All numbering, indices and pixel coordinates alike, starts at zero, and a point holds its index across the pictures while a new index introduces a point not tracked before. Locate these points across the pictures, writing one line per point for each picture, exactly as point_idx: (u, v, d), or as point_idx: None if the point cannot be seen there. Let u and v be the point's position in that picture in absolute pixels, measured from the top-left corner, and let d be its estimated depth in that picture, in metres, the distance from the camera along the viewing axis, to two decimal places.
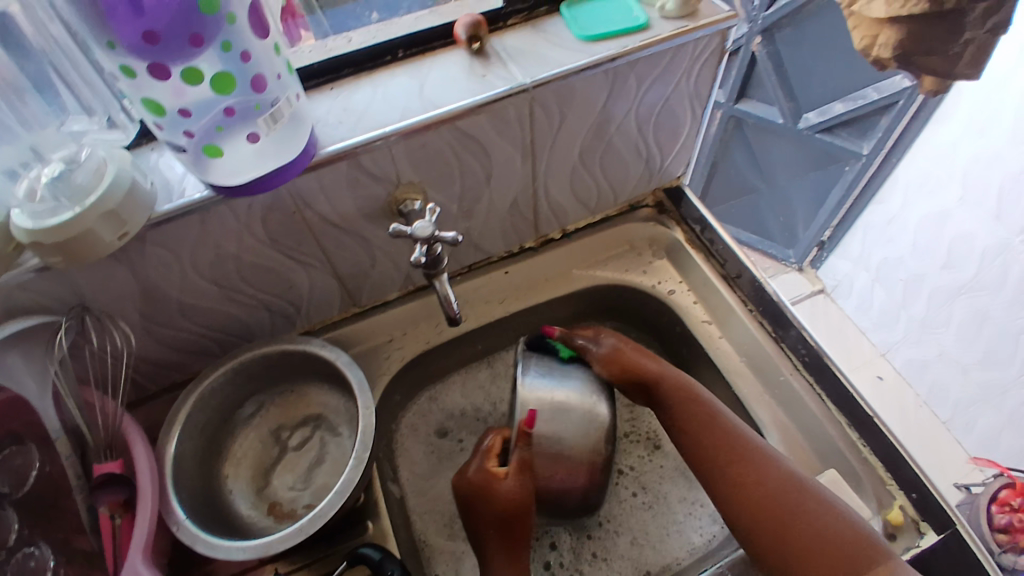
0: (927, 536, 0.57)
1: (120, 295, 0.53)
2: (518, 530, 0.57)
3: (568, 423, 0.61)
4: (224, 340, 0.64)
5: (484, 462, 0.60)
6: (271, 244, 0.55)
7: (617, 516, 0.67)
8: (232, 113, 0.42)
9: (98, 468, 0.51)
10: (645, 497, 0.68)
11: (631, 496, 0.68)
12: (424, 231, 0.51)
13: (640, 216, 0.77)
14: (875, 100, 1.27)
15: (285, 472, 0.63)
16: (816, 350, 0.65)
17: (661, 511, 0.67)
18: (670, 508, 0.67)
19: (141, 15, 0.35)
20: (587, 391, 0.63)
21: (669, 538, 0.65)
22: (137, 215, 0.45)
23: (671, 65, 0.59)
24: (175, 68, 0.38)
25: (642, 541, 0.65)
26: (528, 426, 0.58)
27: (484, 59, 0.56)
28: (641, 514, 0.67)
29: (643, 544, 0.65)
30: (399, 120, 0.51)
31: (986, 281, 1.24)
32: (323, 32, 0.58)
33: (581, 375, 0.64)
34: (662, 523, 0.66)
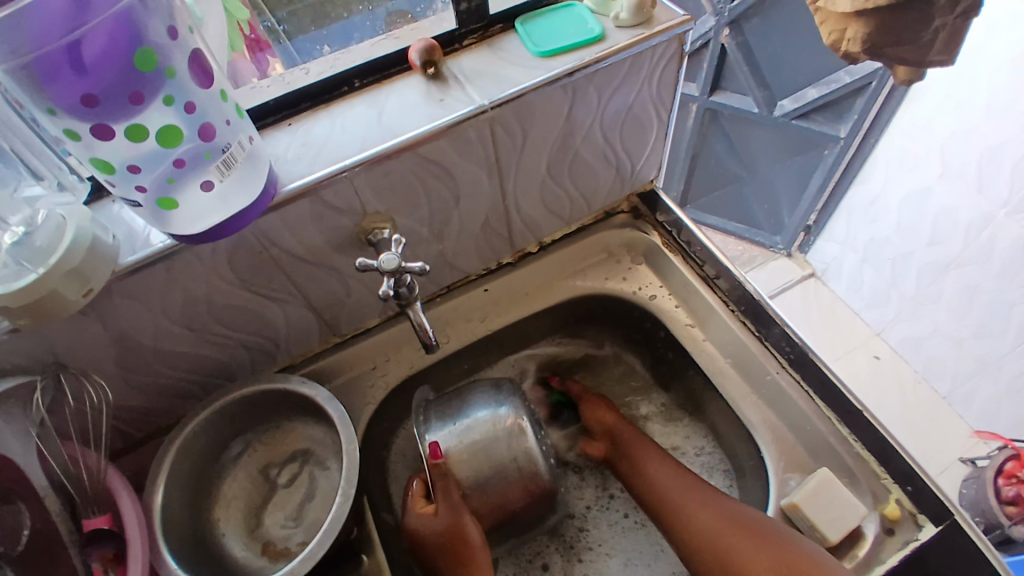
0: (925, 529, 0.57)
1: (93, 348, 0.53)
2: (464, 552, 0.57)
3: (486, 456, 0.60)
4: (205, 381, 0.63)
5: (413, 505, 0.60)
6: (241, 284, 0.55)
7: (608, 539, 0.69)
8: (183, 164, 0.42)
9: (85, 524, 0.49)
10: (636, 516, 0.70)
11: (622, 517, 0.70)
12: (390, 264, 0.51)
13: (615, 223, 0.77)
14: (847, 84, 1.28)
15: (276, 510, 0.63)
16: (800, 347, 0.64)
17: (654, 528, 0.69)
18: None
19: (79, 79, 0.35)
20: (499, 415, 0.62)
21: (663, 554, 0.67)
22: (99, 270, 0.46)
23: (630, 74, 0.59)
24: (118, 126, 0.38)
25: (636, 561, 0.67)
26: (435, 457, 0.59)
27: (442, 83, 0.56)
28: (633, 534, 0.69)
29: (637, 563, 0.67)
30: (359, 153, 0.51)
31: (974, 254, 1.24)
32: (289, 57, 0.60)
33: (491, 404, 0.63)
34: (654, 539, 0.68)
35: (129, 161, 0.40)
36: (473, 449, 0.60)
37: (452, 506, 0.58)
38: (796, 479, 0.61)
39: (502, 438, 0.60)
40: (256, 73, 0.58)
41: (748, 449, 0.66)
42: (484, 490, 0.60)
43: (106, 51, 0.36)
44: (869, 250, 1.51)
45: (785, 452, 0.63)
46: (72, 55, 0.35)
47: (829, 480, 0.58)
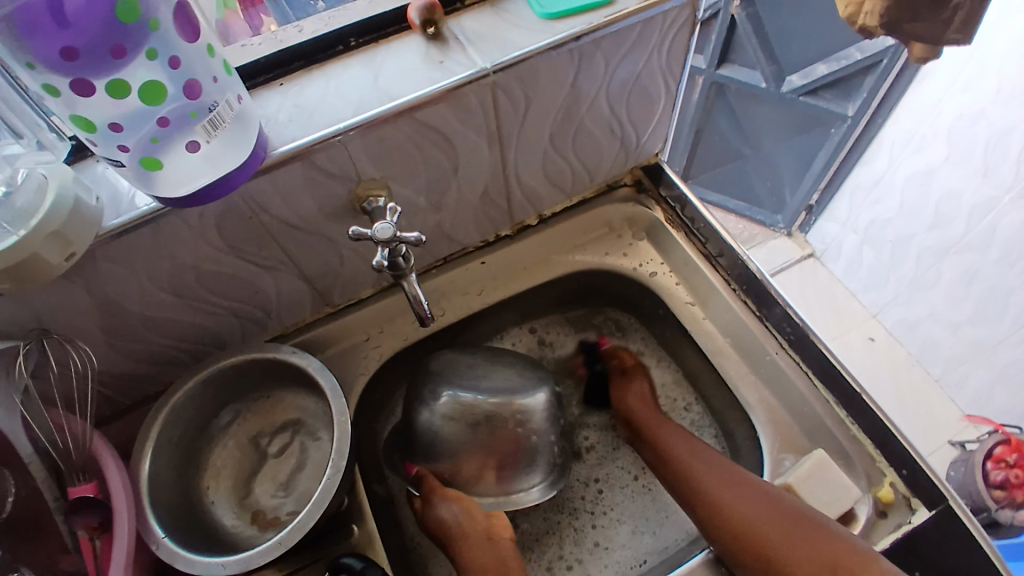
0: (919, 512, 0.57)
1: (77, 313, 0.51)
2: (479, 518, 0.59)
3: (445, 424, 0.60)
4: (195, 349, 0.62)
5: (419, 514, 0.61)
6: (230, 250, 0.53)
7: (619, 504, 0.68)
8: (166, 123, 0.40)
9: (71, 491, 0.49)
10: (645, 479, 0.70)
11: (628, 480, 0.70)
12: (385, 233, 0.49)
13: (617, 196, 0.75)
14: (859, 60, 1.25)
15: (266, 479, 0.62)
16: (801, 328, 0.64)
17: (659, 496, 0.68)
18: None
19: (58, 29, 0.33)
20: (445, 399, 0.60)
21: (670, 520, 0.67)
22: (82, 233, 0.44)
23: (640, 40, 0.57)
24: (99, 82, 0.36)
25: (644, 528, 0.67)
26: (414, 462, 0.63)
27: (442, 44, 0.54)
28: (642, 500, 0.68)
29: (644, 531, 0.66)
30: (354, 115, 0.49)
31: (974, 239, 1.23)
32: (284, 17, 0.56)
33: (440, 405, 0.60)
34: (661, 504, 0.68)
35: (112, 119, 0.38)
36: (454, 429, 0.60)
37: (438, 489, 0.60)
38: (790, 460, 0.61)
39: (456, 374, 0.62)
40: (248, 30, 0.55)
41: (742, 430, 0.66)
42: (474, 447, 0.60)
43: (89, 0, 0.34)
44: (870, 232, 1.50)
45: (780, 433, 0.62)
46: (55, 6, 0.33)
47: (824, 462, 0.58)
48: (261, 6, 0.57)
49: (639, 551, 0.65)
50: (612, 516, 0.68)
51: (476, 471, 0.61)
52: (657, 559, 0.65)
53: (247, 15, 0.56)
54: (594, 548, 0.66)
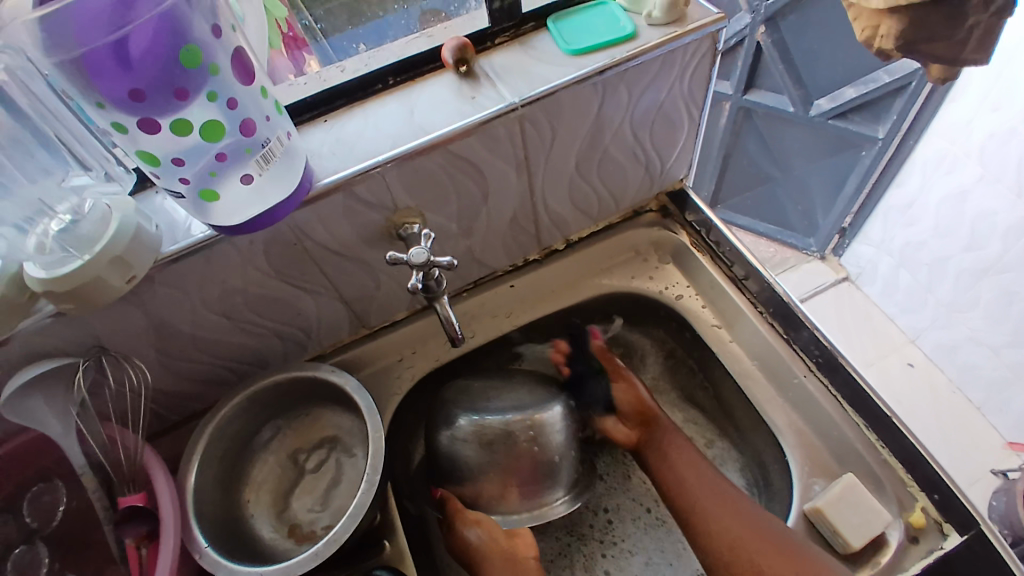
0: (950, 538, 0.56)
1: (135, 333, 0.55)
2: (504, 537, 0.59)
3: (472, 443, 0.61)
4: (240, 368, 0.65)
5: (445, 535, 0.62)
6: (275, 275, 0.57)
7: (631, 535, 0.69)
8: (224, 157, 0.44)
9: (122, 502, 0.52)
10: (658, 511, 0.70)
11: (638, 512, 0.70)
12: (419, 258, 0.52)
13: (643, 221, 0.76)
14: (886, 83, 1.25)
15: (304, 494, 0.64)
16: (828, 350, 0.64)
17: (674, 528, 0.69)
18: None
19: (126, 72, 0.37)
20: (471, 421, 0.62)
21: (684, 552, 0.67)
22: (142, 258, 0.48)
23: (662, 72, 0.59)
24: (163, 120, 0.40)
25: (657, 561, 0.67)
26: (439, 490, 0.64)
27: (473, 80, 0.57)
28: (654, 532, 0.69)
29: (657, 563, 0.67)
30: (392, 148, 0.53)
31: (1011, 260, 1.20)
32: (329, 60, 0.61)
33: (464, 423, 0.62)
34: (674, 536, 0.68)
35: (173, 154, 0.42)
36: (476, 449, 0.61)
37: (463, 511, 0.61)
38: (820, 484, 0.60)
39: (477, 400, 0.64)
40: (293, 69, 0.59)
41: (772, 454, 0.65)
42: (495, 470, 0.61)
43: (156, 48, 0.37)
44: (905, 254, 1.47)
45: (811, 458, 0.62)
46: (120, 51, 0.36)
47: (853, 485, 0.57)
48: (304, 46, 0.61)
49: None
50: (625, 547, 0.68)
51: (499, 492, 0.62)
52: None
53: (292, 54, 0.60)
54: None
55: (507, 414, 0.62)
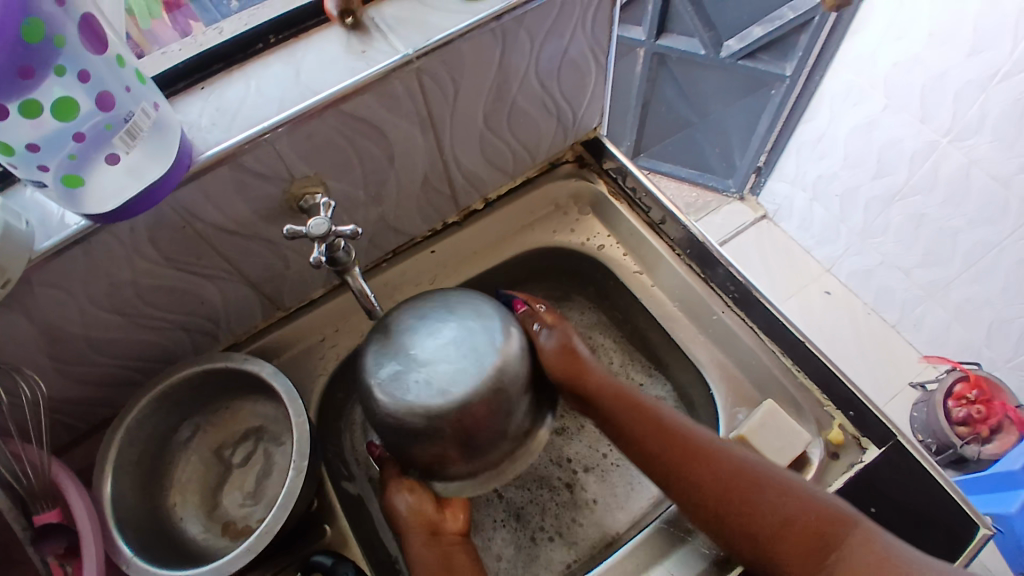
0: (869, 451, 0.59)
1: (19, 343, 0.50)
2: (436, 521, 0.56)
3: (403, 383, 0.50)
4: (146, 366, 0.61)
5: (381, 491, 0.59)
6: (167, 263, 0.53)
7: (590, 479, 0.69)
8: (84, 138, 0.39)
9: (35, 519, 0.48)
10: (612, 455, 0.70)
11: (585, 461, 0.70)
12: (318, 229, 0.49)
13: (561, 173, 0.76)
14: (792, 19, 1.29)
15: (234, 489, 0.62)
16: (743, 285, 0.66)
17: (625, 470, 0.69)
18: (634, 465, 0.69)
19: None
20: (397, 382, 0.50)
21: (639, 487, 0.68)
22: (15, 260, 0.43)
23: (562, 16, 0.57)
24: (11, 105, 0.35)
25: (616, 499, 0.68)
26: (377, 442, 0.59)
27: (363, 34, 0.53)
28: (609, 476, 0.69)
29: (616, 503, 0.68)
30: (278, 113, 0.49)
31: (918, 182, 1.28)
32: (211, 19, 0.55)
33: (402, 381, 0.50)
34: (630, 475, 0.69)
35: (29, 141, 0.37)
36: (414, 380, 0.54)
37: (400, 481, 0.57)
38: (744, 413, 0.63)
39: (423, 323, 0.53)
40: (177, 35, 0.54)
41: (698, 390, 0.67)
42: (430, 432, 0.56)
43: None
44: (818, 187, 1.54)
45: (734, 388, 0.64)
46: None
47: (774, 411, 0.59)
48: (187, 9, 0.56)
49: (614, 525, 0.67)
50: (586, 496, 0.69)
51: None
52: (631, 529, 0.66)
53: (175, 21, 0.55)
54: (571, 522, 0.68)
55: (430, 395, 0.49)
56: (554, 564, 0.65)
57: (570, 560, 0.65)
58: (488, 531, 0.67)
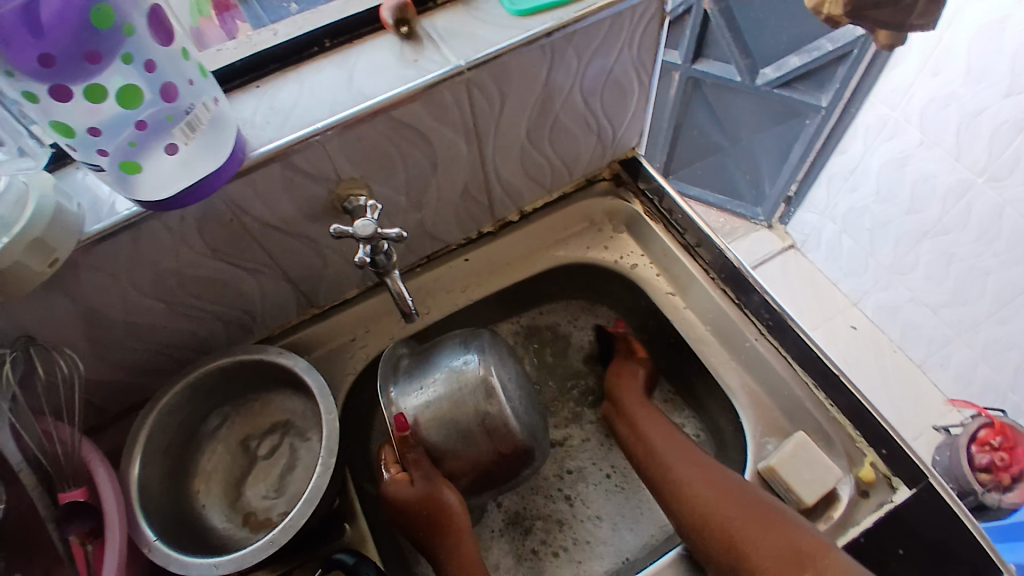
0: (900, 491, 0.58)
1: (62, 322, 0.51)
2: (441, 519, 0.58)
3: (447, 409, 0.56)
4: (180, 355, 0.62)
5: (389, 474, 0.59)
6: (213, 254, 0.54)
7: (591, 501, 0.69)
8: (144, 126, 0.40)
9: (62, 497, 0.50)
10: (617, 478, 0.71)
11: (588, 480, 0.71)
12: (365, 231, 0.50)
13: (597, 190, 0.76)
14: (829, 51, 1.27)
15: (258, 481, 0.62)
16: (778, 313, 0.65)
17: (633, 492, 0.70)
18: (643, 487, 0.70)
19: (32, 38, 0.34)
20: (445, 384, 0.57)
21: (643, 515, 0.68)
22: (65, 240, 0.44)
23: (609, 36, 0.58)
24: (77, 87, 0.37)
25: (618, 523, 0.68)
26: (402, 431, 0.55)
27: (416, 43, 0.54)
28: (615, 497, 0.69)
29: (620, 527, 0.67)
30: (331, 116, 0.50)
31: (951, 221, 1.26)
32: (260, 22, 0.56)
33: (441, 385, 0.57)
34: (634, 501, 0.69)
35: (90, 124, 0.39)
36: (439, 410, 0.57)
37: (428, 476, 0.57)
38: (773, 444, 0.62)
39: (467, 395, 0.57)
40: (224, 36, 0.56)
41: (727, 415, 0.67)
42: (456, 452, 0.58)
43: (62, 8, 0.34)
44: (848, 220, 1.52)
45: (764, 417, 0.64)
46: (29, 15, 0.33)
47: (804, 443, 0.59)
48: (236, 11, 0.58)
49: (624, 548, 0.66)
50: (591, 514, 0.69)
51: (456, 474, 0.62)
52: (636, 554, 0.66)
53: (222, 22, 0.57)
54: (569, 543, 0.67)
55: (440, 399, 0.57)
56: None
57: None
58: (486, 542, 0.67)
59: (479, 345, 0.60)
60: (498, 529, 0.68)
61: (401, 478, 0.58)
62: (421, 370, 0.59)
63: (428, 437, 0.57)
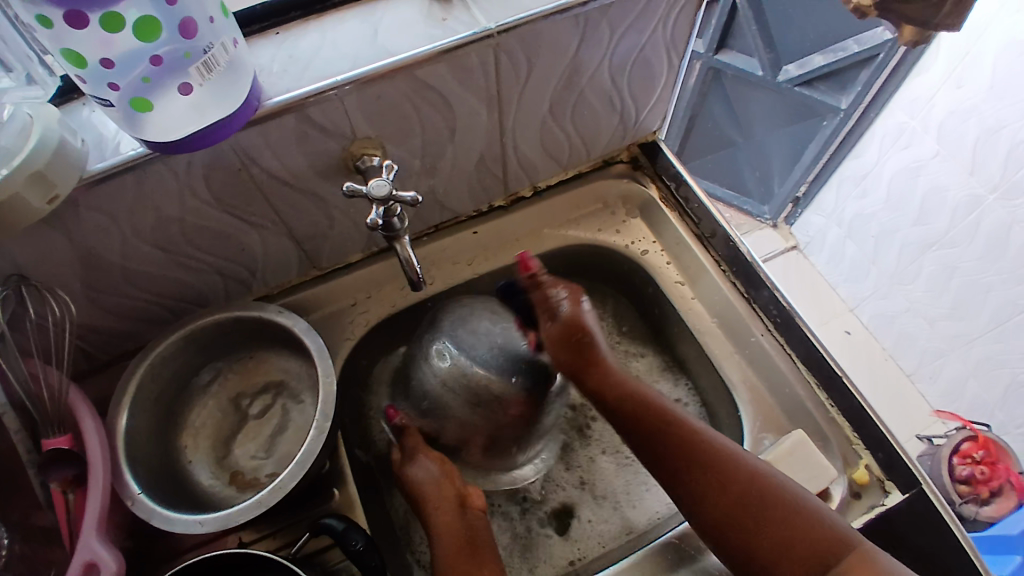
0: (893, 495, 0.58)
1: (55, 263, 0.49)
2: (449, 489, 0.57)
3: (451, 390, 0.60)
4: (175, 306, 0.60)
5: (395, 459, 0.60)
6: (216, 204, 0.52)
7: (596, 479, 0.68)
8: (160, 62, 0.38)
9: (45, 444, 0.49)
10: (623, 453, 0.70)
11: (598, 454, 0.70)
12: (380, 191, 0.48)
13: (613, 172, 0.74)
14: (855, 52, 1.25)
15: (247, 440, 0.61)
16: (788, 311, 0.64)
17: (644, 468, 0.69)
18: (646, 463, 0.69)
19: None
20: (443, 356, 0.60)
21: (648, 495, 0.67)
22: (67, 176, 0.42)
23: (647, 11, 0.55)
24: (93, 15, 0.35)
25: (624, 500, 0.67)
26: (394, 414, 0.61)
27: (444, 1, 0.52)
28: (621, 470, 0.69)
29: (624, 506, 0.67)
30: (351, 69, 0.48)
31: (958, 236, 1.25)
32: None
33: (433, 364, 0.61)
34: (641, 478, 0.68)
35: (103, 56, 0.37)
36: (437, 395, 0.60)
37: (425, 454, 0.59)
38: (770, 439, 0.61)
39: (450, 390, 0.60)
40: None
41: (726, 410, 0.66)
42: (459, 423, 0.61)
43: None
44: (855, 226, 1.51)
45: (763, 412, 0.63)
46: None
47: (804, 443, 0.58)
48: None
49: (627, 523, 0.66)
50: (598, 492, 0.68)
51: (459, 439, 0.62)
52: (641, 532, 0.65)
53: None
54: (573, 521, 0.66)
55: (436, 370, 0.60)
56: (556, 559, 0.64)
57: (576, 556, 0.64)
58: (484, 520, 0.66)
59: (450, 331, 0.61)
60: (506, 507, 0.67)
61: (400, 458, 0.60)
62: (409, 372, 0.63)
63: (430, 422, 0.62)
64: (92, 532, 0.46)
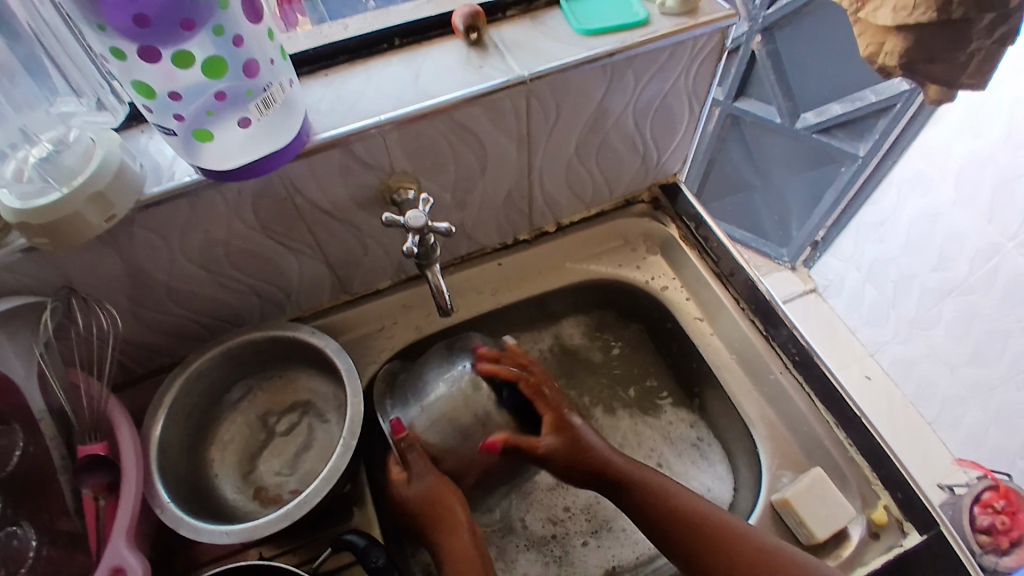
0: (910, 536, 0.57)
1: (109, 277, 0.53)
2: (442, 510, 0.56)
3: (451, 418, 0.59)
4: (212, 324, 0.63)
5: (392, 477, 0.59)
6: (261, 229, 0.55)
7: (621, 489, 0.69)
8: (223, 97, 0.42)
9: (82, 450, 0.50)
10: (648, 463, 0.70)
11: None
12: (416, 221, 0.51)
13: (634, 211, 0.77)
14: (873, 102, 1.28)
15: (272, 457, 0.63)
16: (805, 349, 0.65)
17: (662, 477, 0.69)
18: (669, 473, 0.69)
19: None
20: (456, 379, 0.60)
21: None
22: (124, 198, 0.46)
23: (670, 62, 0.59)
24: (166, 51, 0.38)
25: None
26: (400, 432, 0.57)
27: (482, 51, 0.56)
28: None
29: None
30: (395, 109, 0.51)
31: (976, 284, 1.25)
32: (319, 16, 0.59)
33: (443, 381, 0.60)
34: None
35: (171, 88, 0.40)
36: (438, 416, 0.59)
37: (422, 471, 0.57)
38: (788, 477, 0.62)
39: (462, 402, 0.59)
40: (283, 25, 0.58)
41: (743, 448, 0.66)
42: (455, 452, 0.59)
43: None
44: (874, 271, 1.52)
45: (781, 449, 0.63)
46: None
47: (822, 480, 0.58)
48: (298, 6, 0.60)
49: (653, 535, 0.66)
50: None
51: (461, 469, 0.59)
52: None
53: (284, 13, 0.59)
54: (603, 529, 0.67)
55: (437, 388, 0.60)
56: (592, 568, 0.65)
57: (612, 562, 0.65)
58: (511, 555, 0.65)
59: (466, 351, 0.62)
60: (543, 517, 0.68)
61: (400, 475, 0.58)
62: (412, 386, 0.62)
63: (428, 438, 0.59)
64: (121, 538, 0.48)
